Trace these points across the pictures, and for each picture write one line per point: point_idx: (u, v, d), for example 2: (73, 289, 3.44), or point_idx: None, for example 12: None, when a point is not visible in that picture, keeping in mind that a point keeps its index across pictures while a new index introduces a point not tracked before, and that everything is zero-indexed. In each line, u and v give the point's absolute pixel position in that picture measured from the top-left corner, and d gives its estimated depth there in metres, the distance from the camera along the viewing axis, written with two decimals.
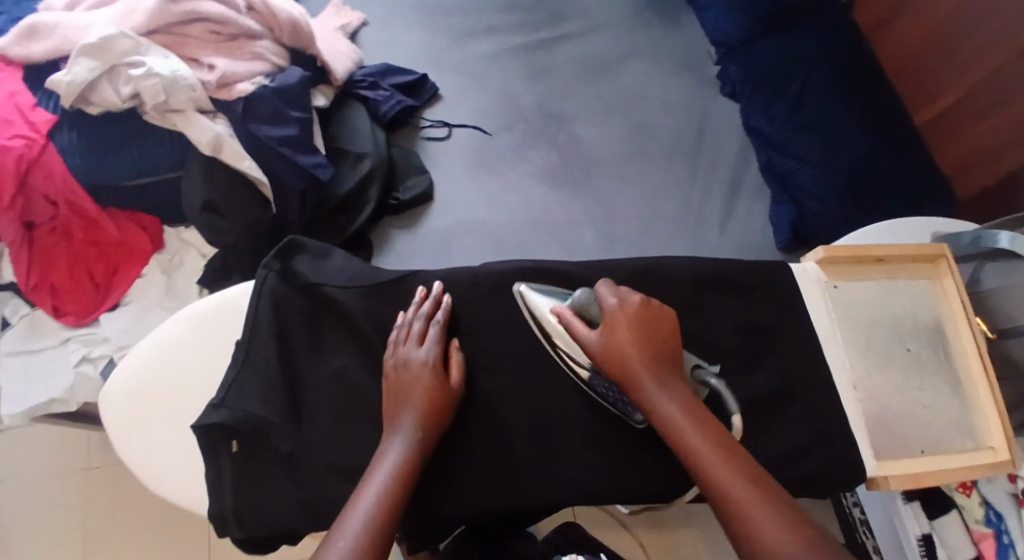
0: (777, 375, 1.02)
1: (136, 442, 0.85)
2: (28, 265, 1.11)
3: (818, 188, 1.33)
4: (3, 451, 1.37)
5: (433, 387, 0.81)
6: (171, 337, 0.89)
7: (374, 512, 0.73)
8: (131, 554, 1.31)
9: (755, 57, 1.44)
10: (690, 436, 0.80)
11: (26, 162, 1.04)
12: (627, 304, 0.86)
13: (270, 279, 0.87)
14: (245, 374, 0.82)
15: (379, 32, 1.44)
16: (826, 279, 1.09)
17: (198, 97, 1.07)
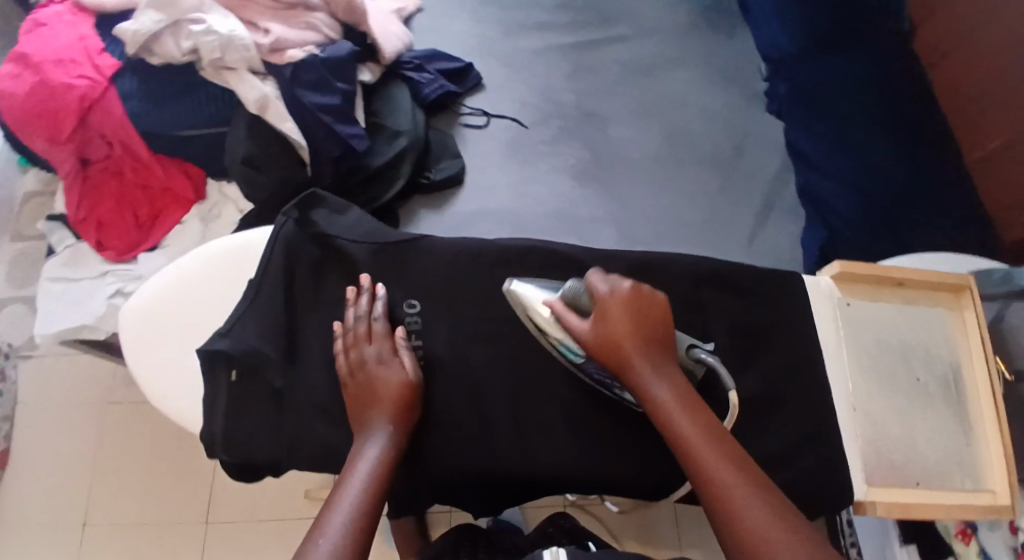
0: (766, 381, 1.02)
1: (148, 359, 0.94)
2: (79, 199, 1.22)
3: (849, 211, 1.32)
4: (35, 376, 1.47)
5: (400, 385, 0.86)
6: (192, 270, 0.97)
7: (363, 500, 0.77)
8: (138, 489, 1.40)
9: (803, 77, 1.43)
10: (681, 423, 0.80)
11: (89, 102, 1.13)
12: (616, 293, 0.85)
13: (288, 225, 0.95)
14: (253, 309, 0.90)
15: (432, 19, 1.49)
16: (839, 295, 1.08)
17: (252, 56, 1.14)
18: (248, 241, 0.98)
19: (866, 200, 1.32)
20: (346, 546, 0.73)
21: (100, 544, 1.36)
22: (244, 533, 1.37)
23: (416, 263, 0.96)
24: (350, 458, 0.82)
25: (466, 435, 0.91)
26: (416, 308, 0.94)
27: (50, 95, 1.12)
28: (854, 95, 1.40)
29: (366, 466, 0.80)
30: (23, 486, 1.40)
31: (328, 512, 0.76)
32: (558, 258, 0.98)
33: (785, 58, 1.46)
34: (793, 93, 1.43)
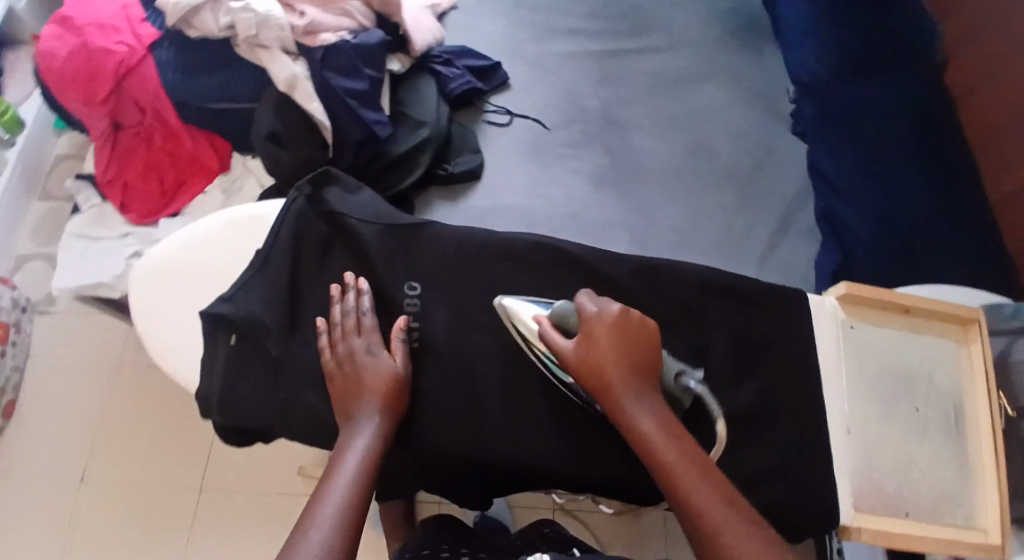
0: (760, 395, 1.02)
1: (155, 314, 0.97)
2: (108, 161, 1.26)
3: (868, 240, 1.29)
4: (56, 331, 1.54)
5: (388, 375, 0.89)
6: (207, 234, 1.00)
7: (354, 491, 0.79)
8: (139, 446, 1.46)
9: (831, 99, 1.42)
10: (663, 449, 0.81)
11: (126, 67, 1.17)
12: (602, 315, 0.87)
13: (300, 200, 0.99)
14: (259, 276, 0.94)
15: (465, 16, 1.52)
16: (844, 317, 1.06)
17: (286, 37, 1.15)
18: (265, 212, 1.02)
19: (883, 228, 1.29)
20: (339, 535, 0.74)
21: (99, 497, 1.42)
22: (235, 503, 1.42)
23: (422, 247, 0.99)
24: (336, 448, 0.83)
25: (453, 417, 0.93)
26: (416, 290, 0.97)
27: (89, 59, 1.16)
28: (880, 122, 1.38)
29: (355, 456, 0.82)
30: (33, 435, 1.47)
31: (319, 501, 0.77)
32: (562, 257, 1.01)
33: (816, 82, 1.44)
34: (818, 114, 1.42)
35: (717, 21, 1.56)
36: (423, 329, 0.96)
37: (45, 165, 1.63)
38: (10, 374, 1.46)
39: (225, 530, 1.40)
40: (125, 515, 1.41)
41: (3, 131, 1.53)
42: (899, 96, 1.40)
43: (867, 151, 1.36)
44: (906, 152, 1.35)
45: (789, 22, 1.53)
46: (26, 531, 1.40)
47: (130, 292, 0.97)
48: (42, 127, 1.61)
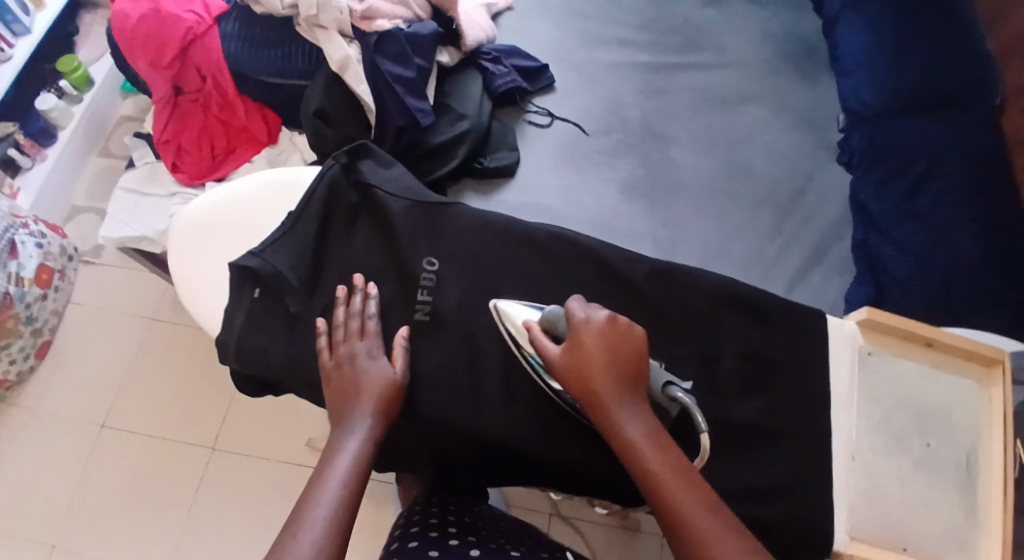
0: (763, 411, 1.00)
1: (192, 263, 1.02)
2: (166, 123, 1.30)
3: (908, 280, 1.19)
4: (98, 282, 1.61)
5: (386, 383, 0.90)
6: (248, 193, 1.04)
7: (345, 493, 0.80)
8: (162, 399, 1.52)
9: (882, 131, 1.30)
10: (651, 462, 0.80)
11: (192, 35, 1.22)
12: (592, 322, 0.87)
13: (336, 168, 1.03)
14: (287, 238, 0.98)
15: (518, 18, 1.55)
16: (862, 343, 1.03)
17: (343, 20, 1.20)
18: (304, 178, 1.06)
19: (920, 265, 1.19)
20: (330, 537, 0.76)
21: (117, 443, 1.48)
22: (244, 464, 1.46)
23: (448, 226, 1.02)
24: (327, 450, 0.84)
25: (458, 389, 0.95)
26: (433, 266, 1.00)
27: (160, 26, 1.21)
28: (934, 156, 1.26)
29: (346, 461, 0.82)
30: (65, 377, 1.54)
31: (309, 504, 0.78)
32: (581, 250, 1.03)
33: (869, 113, 1.33)
34: (867, 144, 1.31)
35: (772, 43, 1.49)
36: (433, 303, 0.98)
37: (108, 125, 1.72)
38: (50, 316, 1.54)
39: (230, 489, 1.44)
40: (139, 464, 1.46)
41: (72, 88, 1.62)
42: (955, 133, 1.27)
43: (914, 183, 1.25)
44: (956, 193, 1.23)
45: (847, 51, 1.41)
46: (47, 467, 1.47)
47: (170, 239, 1.03)
48: (109, 88, 1.70)
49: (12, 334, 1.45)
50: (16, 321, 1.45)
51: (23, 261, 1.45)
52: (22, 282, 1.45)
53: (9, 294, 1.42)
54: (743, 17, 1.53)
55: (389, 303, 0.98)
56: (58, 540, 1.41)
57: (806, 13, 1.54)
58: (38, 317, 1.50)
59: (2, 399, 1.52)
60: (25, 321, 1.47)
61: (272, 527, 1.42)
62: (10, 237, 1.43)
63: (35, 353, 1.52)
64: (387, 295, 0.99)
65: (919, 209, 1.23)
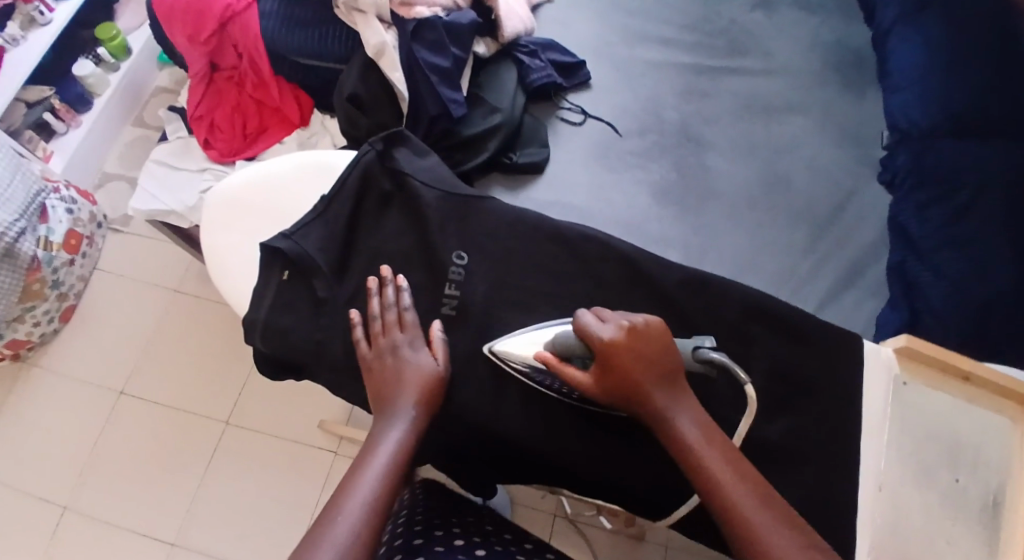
0: (790, 434, 0.96)
1: (220, 240, 1.02)
2: (200, 98, 1.30)
3: (945, 307, 1.15)
4: (125, 252, 1.63)
5: (427, 375, 0.89)
6: (278, 173, 1.04)
7: (382, 484, 0.80)
8: (181, 371, 1.53)
9: (931, 153, 1.26)
10: (706, 458, 0.80)
11: (232, 12, 1.20)
12: (609, 338, 0.85)
13: (371, 155, 1.02)
14: (318, 222, 0.98)
15: (561, 12, 1.53)
16: (898, 372, 0.97)
17: (382, 5, 1.18)
18: (336, 161, 1.05)
19: (957, 292, 1.14)
20: (365, 526, 0.76)
21: (134, 411, 1.50)
22: (257, 442, 1.47)
23: (478, 222, 1.01)
24: (368, 441, 0.84)
25: (479, 386, 0.95)
26: (463, 260, 0.99)
27: (200, 0, 1.20)
28: (982, 177, 1.20)
29: (386, 454, 0.82)
30: (87, 343, 1.56)
31: (350, 490, 0.79)
32: (611, 255, 1.00)
33: (914, 132, 1.30)
34: (912, 165, 1.27)
35: (820, 51, 1.46)
36: (461, 297, 0.98)
37: (145, 94, 1.73)
38: (76, 282, 1.56)
39: (242, 466, 1.46)
40: (155, 433, 1.48)
41: (110, 56, 1.63)
42: (1007, 164, 1.19)
43: (958, 209, 1.19)
44: (1006, 217, 1.16)
45: (897, 66, 1.38)
46: (65, 429, 1.49)
47: (203, 214, 1.03)
48: (147, 57, 1.71)
49: (38, 297, 1.48)
50: (43, 284, 1.47)
51: (53, 226, 1.47)
52: (52, 246, 1.47)
53: (37, 258, 1.44)
54: (792, 23, 1.50)
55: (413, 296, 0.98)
56: (70, 501, 1.43)
57: (857, 21, 1.50)
58: (64, 282, 1.52)
59: (23, 359, 1.55)
60: (51, 285, 1.49)
61: (282, 507, 1.42)
62: (41, 201, 1.45)
63: (59, 316, 1.55)
64: (414, 286, 0.98)
65: (964, 231, 1.17)
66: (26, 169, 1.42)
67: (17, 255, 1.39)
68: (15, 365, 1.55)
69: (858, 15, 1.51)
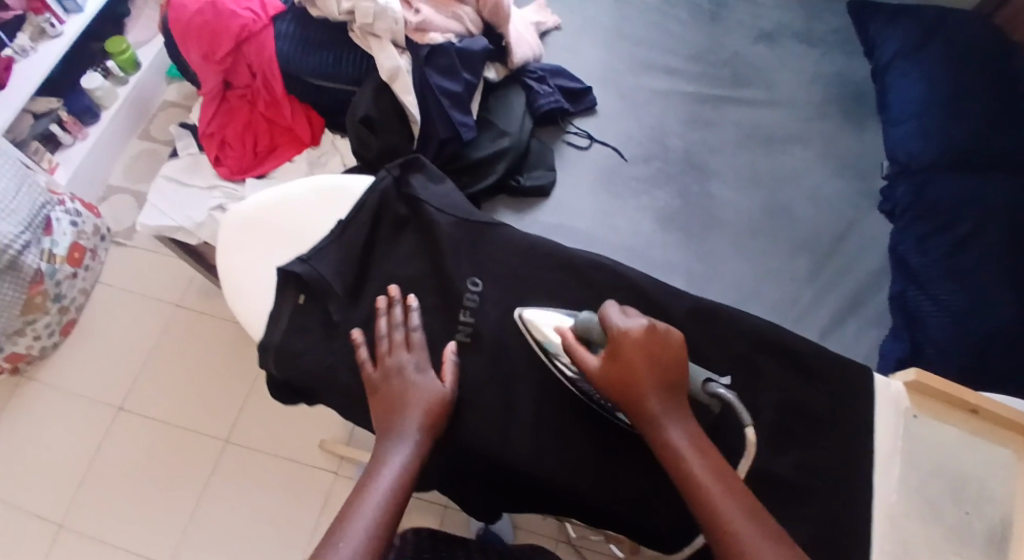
0: (800, 466, 0.94)
1: (234, 262, 1.03)
2: (212, 115, 1.30)
3: (945, 339, 1.18)
4: (127, 266, 1.63)
5: (434, 396, 0.90)
6: (295, 195, 1.06)
7: (386, 506, 0.81)
8: (181, 386, 1.53)
9: (932, 187, 1.29)
10: (695, 468, 0.81)
11: (247, 32, 1.21)
12: (629, 332, 0.86)
13: (387, 181, 1.05)
14: (333, 246, 1.00)
15: (569, 39, 1.55)
16: (907, 406, 0.94)
17: (397, 30, 1.19)
18: (353, 186, 1.07)
19: (960, 328, 1.18)
20: (369, 549, 0.77)
21: (133, 427, 1.50)
22: (256, 460, 1.47)
23: (492, 248, 1.03)
24: (373, 461, 0.85)
25: (484, 411, 0.96)
26: (477, 286, 1.00)
27: (216, 19, 1.20)
28: (981, 217, 1.24)
29: (390, 477, 0.83)
30: (86, 357, 1.56)
31: (351, 512, 0.80)
32: (622, 283, 1.01)
33: (914, 163, 1.33)
34: (912, 198, 1.30)
35: (821, 84, 1.49)
36: (474, 323, 0.99)
37: (152, 108, 1.74)
38: (77, 295, 1.56)
39: (241, 484, 1.45)
40: (153, 449, 1.48)
41: (120, 69, 1.64)
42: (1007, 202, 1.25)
43: (955, 243, 1.23)
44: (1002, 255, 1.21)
45: (896, 100, 1.41)
46: (62, 443, 1.49)
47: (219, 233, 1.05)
48: (155, 72, 1.72)
49: (39, 310, 1.47)
50: (44, 298, 1.47)
51: (56, 238, 1.47)
52: (55, 259, 1.47)
53: (40, 271, 1.44)
54: (794, 56, 1.53)
55: (427, 319, 0.99)
56: (66, 517, 1.43)
57: (858, 56, 1.53)
58: (66, 295, 1.52)
59: (21, 373, 1.55)
60: (52, 298, 1.49)
61: (283, 526, 1.42)
62: (46, 214, 1.45)
63: (59, 329, 1.54)
64: (428, 310, 0.99)
65: (964, 268, 1.21)
66: (32, 181, 1.43)
67: (21, 267, 1.39)
68: (12, 378, 1.54)
69: (858, 49, 1.54)
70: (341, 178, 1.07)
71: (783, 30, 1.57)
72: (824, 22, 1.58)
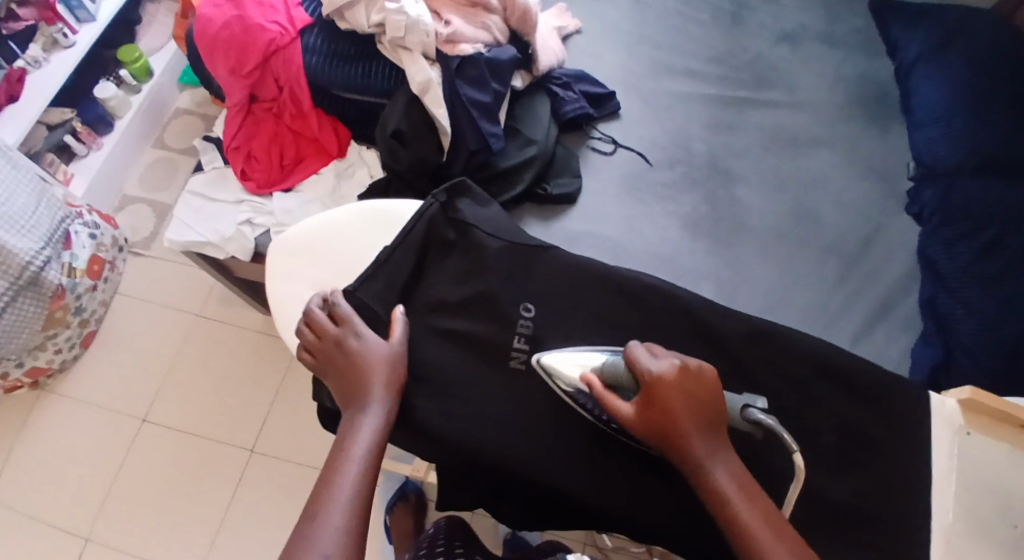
0: (860, 493, 0.97)
1: (284, 290, 1.06)
2: (237, 129, 1.29)
3: (976, 343, 1.19)
4: (146, 276, 1.62)
5: (384, 360, 0.94)
6: (341, 224, 1.08)
7: (365, 470, 0.86)
8: (204, 397, 1.52)
9: (958, 190, 1.30)
10: (739, 506, 0.83)
11: (276, 46, 1.22)
12: (661, 375, 0.86)
13: (434, 208, 1.06)
14: (379, 275, 1.02)
15: (590, 42, 1.54)
16: (961, 424, 0.99)
17: (428, 43, 1.18)
18: (398, 210, 1.09)
19: (989, 332, 1.19)
20: (355, 514, 0.82)
21: (156, 441, 1.49)
22: (281, 469, 1.46)
23: (542, 271, 1.04)
24: (343, 430, 0.89)
25: (527, 430, 0.97)
26: (531, 312, 1.02)
27: (244, 33, 1.20)
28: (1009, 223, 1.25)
29: (364, 444, 0.87)
30: (108, 370, 1.55)
31: (330, 488, 0.84)
32: (671, 307, 1.03)
33: (938, 167, 1.34)
34: (939, 201, 1.31)
35: (843, 85, 1.49)
36: (529, 350, 1.01)
37: (165, 116, 1.74)
38: (97, 307, 1.55)
39: (266, 495, 1.44)
40: (177, 463, 1.47)
41: (132, 77, 1.65)
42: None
43: (983, 247, 1.24)
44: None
45: (919, 102, 1.42)
46: (86, 458, 1.47)
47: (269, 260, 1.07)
48: (168, 78, 1.73)
49: (60, 324, 1.46)
50: (65, 312, 1.45)
51: (76, 252, 1.46)
52: (74, 273, 1.45)
53: (62, 286, 1.42)
54: (816, 57, 1.53)
55: (477, 338, 1.01)
56: (92, 533, 1.41)
57: (879, 56, 1.53)
58: (87, 308, 1.51)
59: (41, 387, 1.53)
60: (74, 312, 1.48)
61: None
62: (66, 227, 1.43)
63: (80, 343, 1.53)
64: (478, 333, 1.01)
65: (992, 272, 1.22)
66: (50, 195, 1.40)
67: (43, 284, 1.37)
68: (32, 393, 1.53)
69: (880, 49, 1.54)
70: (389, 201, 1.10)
71: (805, 30, 1.56)
72: (844, 22, 1.58)
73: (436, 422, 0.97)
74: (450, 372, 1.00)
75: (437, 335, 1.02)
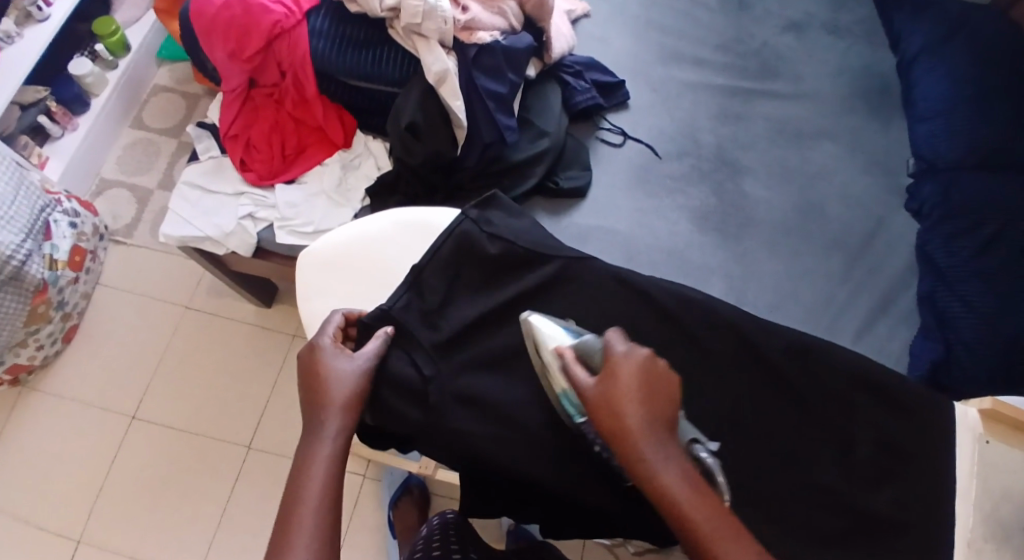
0: (893, 501, 0.98)
1: (316, 303, 1.06)
2: (236, 115, 1.24)
3: (977, 343, 1.15)
4: (128, 263, 1.54)
5: (348, 380, 0.87)
6: (372, 231, 1.09)
7: (323, 499, 0.78)
8: (192, 392, 1.45)
9: (958, 185, 1.25)
10: (677, 492, 0.75)
11: (280, 29, 1.15)
12: (629, 356, 0.81)
13: (466, 223, 1.06)
14: (409, 293, 1.01)
15: (599, 28, 1.49)
16: (980, 431, 0.98)
17: (446, 31, 1.12)
18: (429, 222, 1.10)
19: (987, 328, 1.15)
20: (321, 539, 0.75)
21: (147, 438, 1.42)
22: (280, 466, 1.40)
23: (575, 282, 1.04)
24: (303, 448, 0.82)
25: (552, 453, 0.95)
26: None
27: (245, 14, 1.13)
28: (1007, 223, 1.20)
29: (323, 465, 0.80)
30: (93, 362, 1.47)
31: (297, 511, 0.77)
32: (707, 316, 1.04)
33: (940, 161, 1.29)
34: (939, 196, 1.26)
35: (848, 75, 1.43)
36: None
37: (143, 92, 1.66)
38: (79, 299, 1.47)
39: (263, 490, 1.38)
40: (167, 459, 1.41)
41: (108, 52, 1.57)
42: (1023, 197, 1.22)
43: (983, 243, 1.20)
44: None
45: (922, 95, 1.35)
46: (73, 456, 1.41)
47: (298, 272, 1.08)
48: (145, 54, 1.65)
49: (42, 319, 1.38)
50: (48, 306, 1.37)
51: (57, 242, 1.37)
52: (56, 264, 1.37)
53: (43, 279, 1.34)
54: (821, 45, 1.46)
55: (515, 352, 1.01)
56: (83, 534, 1.35)
57: (881, 46, 1.47)
58: (69, 301, 1.43)
59: (23, 383, 1.45)
60: (56, 306, 1.40)
61: None
62: (45, 217, 1.35)
63: (62, 336, 1.46)
64: (509, 347, 1.01)
65: (991, 267, 1.18)
66: (28, 182, 1.32)
67: (24, 278, 1.29)
68: (14, 389, 1.45)
69: (883, 40, 1.47)
70: (416, 210, 1.10)
71: (811, 18, 1.49)
72: (849, 10, 1.51)
73: (481, 441, 0.95)
74: (491, 396, 0.97)
75: (481, 353, 1.00)
